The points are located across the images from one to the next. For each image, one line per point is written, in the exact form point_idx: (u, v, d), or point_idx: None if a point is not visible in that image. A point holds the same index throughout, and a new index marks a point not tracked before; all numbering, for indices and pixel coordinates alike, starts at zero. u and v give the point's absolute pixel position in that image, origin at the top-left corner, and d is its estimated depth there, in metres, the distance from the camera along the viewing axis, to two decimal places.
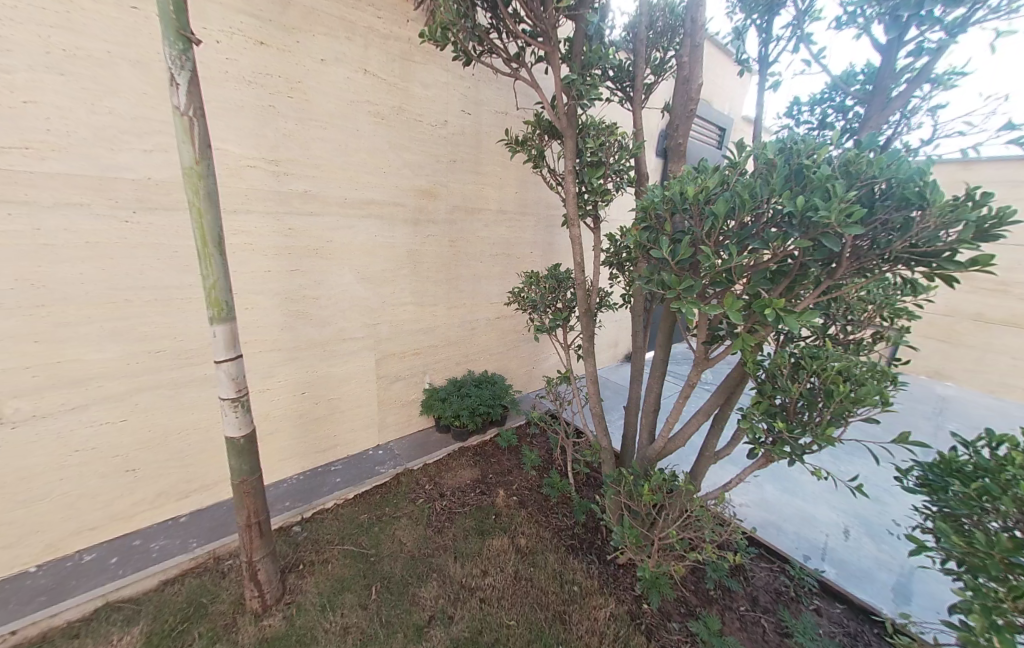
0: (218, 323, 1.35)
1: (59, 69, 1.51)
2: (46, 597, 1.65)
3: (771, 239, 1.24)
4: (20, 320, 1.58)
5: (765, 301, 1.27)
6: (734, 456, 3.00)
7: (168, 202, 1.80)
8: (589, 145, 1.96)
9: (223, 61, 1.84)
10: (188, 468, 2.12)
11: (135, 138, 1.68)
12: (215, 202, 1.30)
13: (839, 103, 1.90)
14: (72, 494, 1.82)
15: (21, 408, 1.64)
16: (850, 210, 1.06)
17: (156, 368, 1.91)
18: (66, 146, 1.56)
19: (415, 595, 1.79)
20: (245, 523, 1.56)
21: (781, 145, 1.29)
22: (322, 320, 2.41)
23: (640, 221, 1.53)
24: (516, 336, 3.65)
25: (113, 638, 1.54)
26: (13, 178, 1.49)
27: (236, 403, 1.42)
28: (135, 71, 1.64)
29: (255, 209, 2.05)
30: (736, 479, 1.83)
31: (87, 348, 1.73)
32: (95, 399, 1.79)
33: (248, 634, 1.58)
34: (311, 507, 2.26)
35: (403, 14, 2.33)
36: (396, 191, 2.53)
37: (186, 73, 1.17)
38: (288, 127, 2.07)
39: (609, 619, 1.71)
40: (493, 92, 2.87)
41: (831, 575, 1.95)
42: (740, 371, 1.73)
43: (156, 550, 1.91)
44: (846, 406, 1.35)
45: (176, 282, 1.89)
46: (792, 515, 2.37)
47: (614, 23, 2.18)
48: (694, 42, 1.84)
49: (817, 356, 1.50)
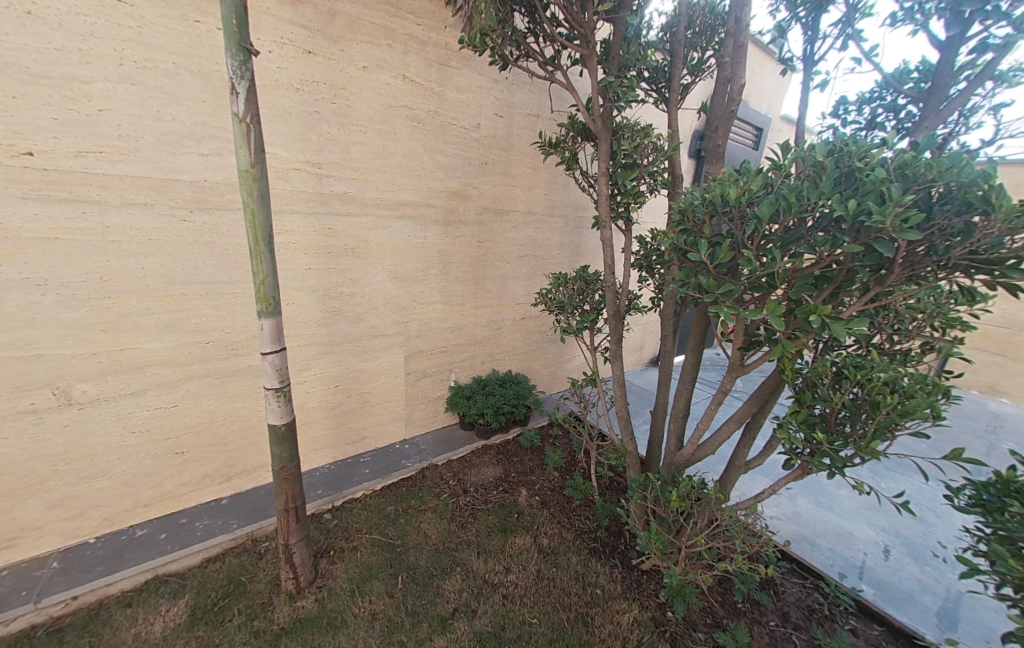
0: (266, 317, 1.42)
1: (131, 79, 1.63)
2: (103, 567, 1.79)
3: (817, 244, 1.21)
4: (90, 309, 1.73)
5: (809, 307, 1.24)
6: (765, 466, 2.90)
7: (222, 203, 1.92)
8: (623, 148, 1.98)
9: (275, 70, 1.95)
10: (231, 453, 2.24)
11: (194, 143, 1.80)
12: (266, 203, 1.37)
13: (890, 102, 1.82)
14: (129, 472, 1.97)
15: (88, 391, 1.79)
16: (906, 215, 1.03)
17: (205, 358, 2.03)
18: (134, 150, 1.69)
19: (439, 587, 1.83)
20: (283, 507, 1.64)
21: (830, 146, 1.25)
22: (355, 317, 2.50)
23: (677, 223, 1.50)
24: (541, 337, 3.66)
25: (162, 608, 1.65)
26: (88, 179, 1.63)
27: (278, 394, 1.50)
28: (195, 81, 1.76)
29: (298, 209, 2.16)
30: (768, 490, 1.77)
31: (147, 337, 1.87)
32: (151, 385, 1.93)
33: (283, 613, 1.66)
34: (342, 495, 2.35)
35: (441, 21, 2.39)
36: (429, 193, 2.60)
37: (245, 82, 1.25)
38: (330, 131, 2.16)
39: (632, 624, 1.70)
40: (525, 95, 2.90)
41: (869, 595, 1.87)
42: (776, 379, 1.69)
43: (201, 529, 2.04)
44: (892, 418, 1.28)
45: (225, 277, 2.00)
46: (826, 531, 2.28)
47: (651, 24, 2.16)
48: (738, 41, 1.79)
49: (861, 365, 1.43)
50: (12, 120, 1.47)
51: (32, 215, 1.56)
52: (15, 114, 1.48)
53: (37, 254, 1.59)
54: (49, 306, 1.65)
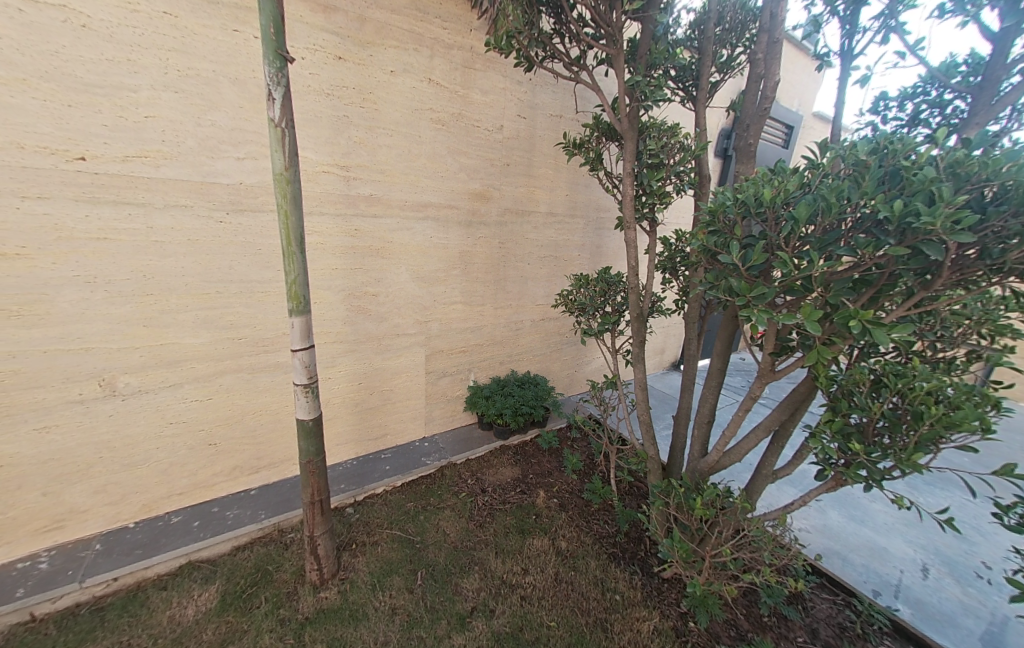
0: (296, 315, 1.46)
1: (174, 87, 1.72)
2: (142, 550, 1.88)
3: (860, 246, 1.15)
4: (134, 306, 1.82)
5: (849, 312, 1.18)
6: (793, 477, 2.79)
7: (257, 204, 1.99)
8: (649, 147, 1.94)
9: (308, 76, 2.02)
10: (260, 446, 2.32)
11: (231, 147, 1.88)
12: (299, 205, 1.41)
13: (935, 97, 1.71)
14: (166, 461, 2.06)
15: (130, 383, 1.89)
16: (959, 216, 0.97)
17: (237, 353, 2.11)
18: (176, 155, 1.77)
19: (458, 586, 1.85)
20: (309, 499, 1.69)
21: (874, 144, 1.21)
22: (379, 316, 2.55)
23: (707, 225, 1.47)
24: (560, 338, 3.65)
25: (194, 593, 1.72)
26: (134, 182, 1.72)
27: (307, 389, 1.54)
28: (233, 88, 1.83)
29: (326, 210, 2.21)
30: (798, 501, 1.71)
31: (185, 333, 1.95)
32: (187, 379, 2.02)
33: (308, 603, 1.71)
34: (363, 490, 2.40)
35: (467, 24, 2.42)
36: (452, 194, 2.63)
37: (281, 88, 1.30)
38: (358, 135, 2.21)
39: (652, 633, 1.67)
40: (549, 96, 2.90)
41: (905, 615, 1.77)
42: (808, 386, 1.62)
43: (231, 517, 2.11)
44: (937, 431, 1.21)
45: (258, 277, 2.08)
46: (859, 546, 2.18)
47: (679, 21, 2.12)
48: (773, 37, 1.74)
49: (902, 373, 1.36)
50: (67, 127, 1.57)
51: (83, 216, 1.66)
52: (70, 122, 1.57)
53: (87, 253, 1.69)
54: (97, 302, 1.75)
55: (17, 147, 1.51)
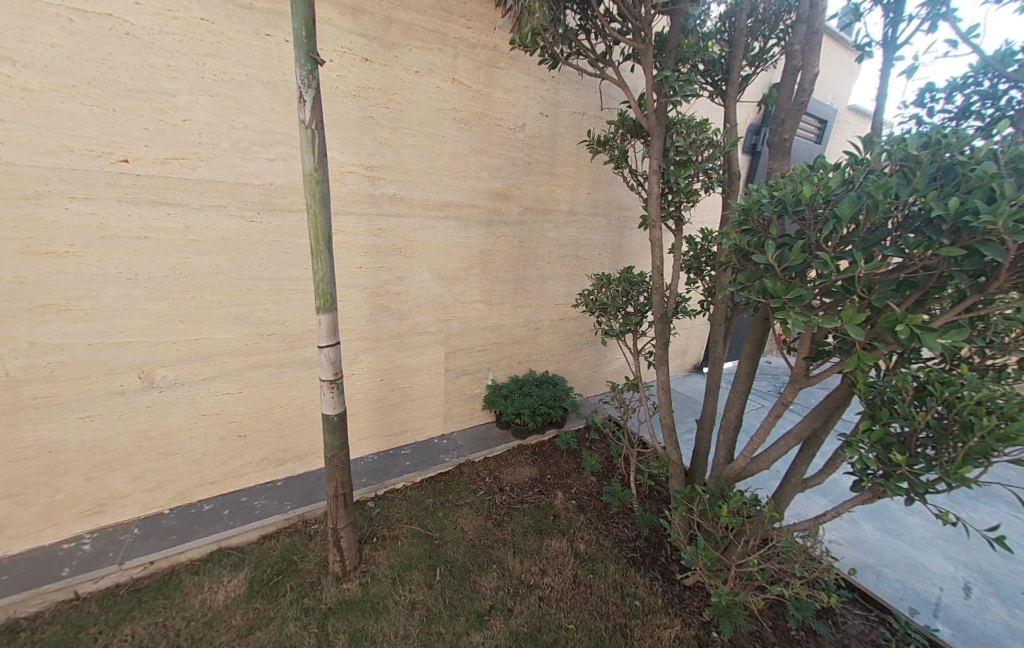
0: (323, 312, 1.49)
1: (210, 91, 1.78)
2: (176, 536, 1.97)
3: (908, 246, 1.09)
4: (171, 302, 1.90)
5: (894, 316, 1.12)
6: (823, 487, 2.68)
7: (286, 204, 2.05)
8: (676, 143, 1.90)
9: (335, 78, 2.05)
10: (285, 439, 2.39)
11: (263, 149, 1.93)
12: (327, 204, 1.44)
13: (988, 88, 1.60)
14: (199, 451, 2.14)
15: (167, 375, 1.97)
16: (1023, 214, 0.90)
17: (266, 349, 2.18)
18: (212, 156, 1.84)
19: (476, 584, 1.85)
20: (333, 492, 1.72)
21: (926, 137, 1.14)
22: (401, 314, 2.58)
23: (740, 223, 1.42)
24: (579, 337, 3.61)
25: (224, 579, 1.79)
26: (173, 183, 1.79)
27: (332, 385, 1.57)
28: (265, 91, 1.89)
29: (351, 210, 2.25)
30: (831, 512, 1.63)
31: (218, 328, 2.03)
32: (220, 373, 2.09)
33: (331, 593, 1.75)
34: (384, 485, 2.44)
35: (490, 22, 2.42)
36: (473, 193, 2.63)
37: (311, 90, 1.32)
38: (383, 135, 2.24)
39: (673, 641, 1.64)
40: (572, 93, 2.86)
41: (945, 636, 1.68)
42: (844, 392, 1.55)
43: (258, 507, 2.18)
44: (989, 444, 1.13)
45: (286, 275, 2.14)
46: (895, 561, 2.08)
47: (708, 13, 2.06)
48: (811, 28, 1.68)
49: (949, 381, 1.28)
50: (111, 130, 1.65)
51: (126, 216, 1.74)
52: (114, 126, 1.65)
53: (129, 251, 1.77)
54: (137, 297, 1.83)
55: (66, 150, 1.59)
